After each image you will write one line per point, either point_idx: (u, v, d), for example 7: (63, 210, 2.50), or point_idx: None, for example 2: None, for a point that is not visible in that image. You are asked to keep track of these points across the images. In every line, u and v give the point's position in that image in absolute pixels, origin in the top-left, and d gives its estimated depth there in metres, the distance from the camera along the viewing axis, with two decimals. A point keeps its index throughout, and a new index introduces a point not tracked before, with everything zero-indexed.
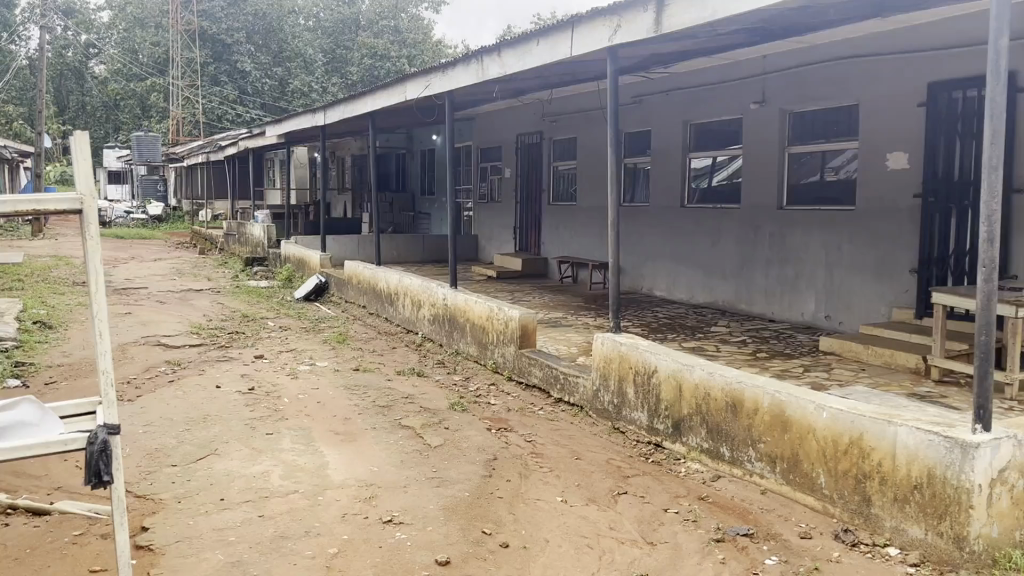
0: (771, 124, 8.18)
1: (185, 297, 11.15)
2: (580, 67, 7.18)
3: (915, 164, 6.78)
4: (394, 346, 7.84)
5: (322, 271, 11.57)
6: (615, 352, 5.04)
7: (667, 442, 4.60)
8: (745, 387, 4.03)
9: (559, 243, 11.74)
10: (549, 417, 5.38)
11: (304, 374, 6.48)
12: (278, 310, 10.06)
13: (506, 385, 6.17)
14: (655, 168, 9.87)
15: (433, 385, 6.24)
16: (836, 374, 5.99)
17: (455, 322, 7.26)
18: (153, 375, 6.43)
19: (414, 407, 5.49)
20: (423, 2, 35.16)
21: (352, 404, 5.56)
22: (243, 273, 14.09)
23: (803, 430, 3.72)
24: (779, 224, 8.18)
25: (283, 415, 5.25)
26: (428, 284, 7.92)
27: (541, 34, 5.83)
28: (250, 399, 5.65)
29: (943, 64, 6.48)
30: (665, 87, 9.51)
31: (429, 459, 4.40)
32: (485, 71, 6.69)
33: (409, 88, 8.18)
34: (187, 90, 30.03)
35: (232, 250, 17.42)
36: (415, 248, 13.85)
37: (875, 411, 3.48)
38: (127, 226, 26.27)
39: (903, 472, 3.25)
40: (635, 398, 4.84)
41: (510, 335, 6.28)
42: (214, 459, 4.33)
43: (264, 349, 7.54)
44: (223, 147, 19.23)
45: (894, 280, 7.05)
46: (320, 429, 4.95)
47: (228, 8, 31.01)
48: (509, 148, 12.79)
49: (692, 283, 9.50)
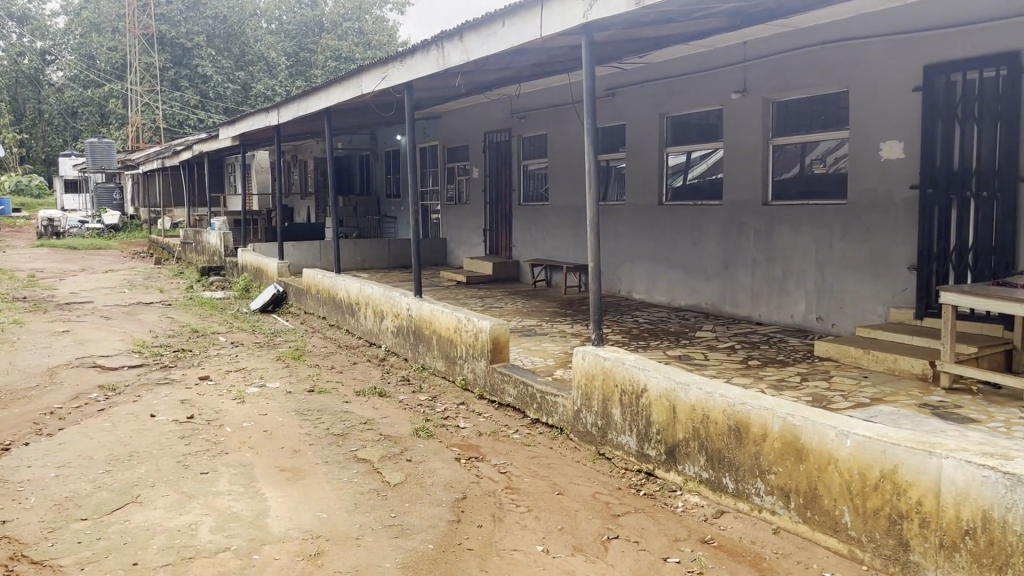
0: (753, 114, 7.68)
1: (133, 311, 10.43)
2: (552, 55, 6.65)
3: (911, 153, 6.30)
4: (355, 361, 7.21)
5: (280, 280, 10.92)
6: (598, 369, 4.48)
7: (660, 470, 4.05)
8: (751, 409, 3.49)
9: (532, 245, 11.18)
10: (525, 441, 4.80)
11: (253, 398, 5.84)
12: (232, 323, 9.39)
13: (476, 404, 5.58)
14: (630, 165, 9.35)
15: (396, 406, 5.63)
16: (837, 384, 5.48)
17: (420, 334, 6.66)
18: (81, 404, 5.76)
19: (373, 435, 4.88)
20: (387, 3, 34.72)
21: (303, 433, 4.93)
22: (199, 283, 13.37)
23: (823, 460, 3.18)
24: (765, 221, 7.68)
25: (222, 449, 4.62)
26: (390, 294, 7.31)
27: (506, 14, 5.25)
28: (188, 430, 5.02)
29: (940, 45, 6.00)
30: (639, 78, 9.00)
31: (388, 501, 3.80)
32: (446, 59, 6.10)
33: (364, 81, 7.55)
34: (145, 95, 28.96)
35: (190, 259, 16.64)
36: (379, 253, 13.24)
37: (909, 438, 2.95)
38: (81, 237, 25.19)
39: (951, 514, 2.72)
40: (622, 420, 4.28)
41: (480, 350, 5.69)
42: (134, 509, 3.69)
43: (211, 368, 6.88)
44: (178, 152, 18.39)
45: (891, 278, 6.58)
46: (263, 466, 4.33)
47: (187, 12, 29.90)
48: (477, 146, 12.21)
49: (672, 284, 8.98)
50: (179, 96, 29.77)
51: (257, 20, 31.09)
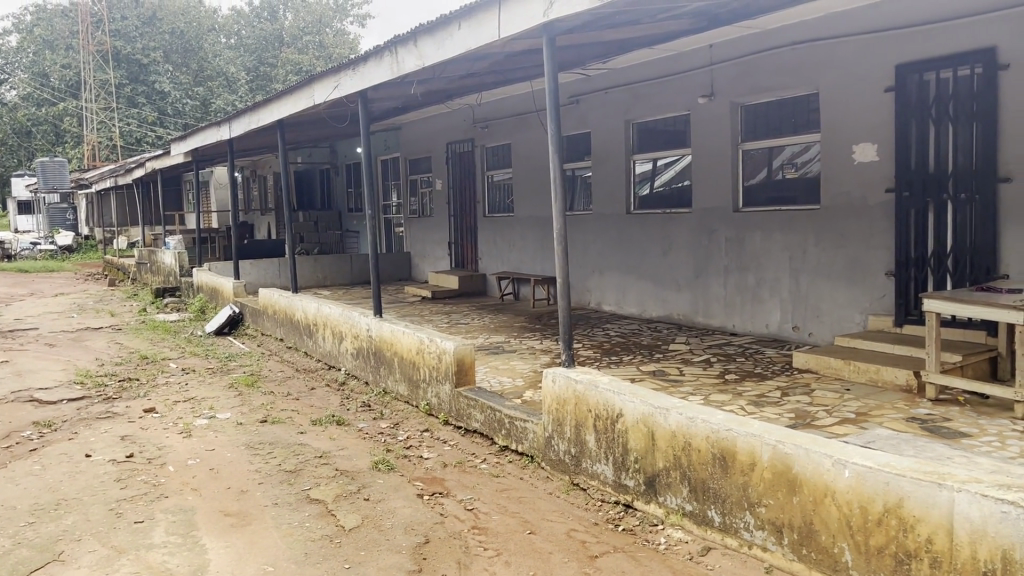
0: (721, 118, 7.45)
1: (80, 338, 9.91)
2: (513, 61, 6.36)
3: (885, 155, 6.10)
4: (313, 386, 6.83)
5: (236, 300, 10.47)
6: (569, 393, 4.16)
7: (639, 502, 3.74)
8: (737, 436, 3.20)
9: (499, 258, 10.86)
10: (493, 472, 4.46)
11: (201, 431, 5.43)
12: (184, 348, 8.94)
13: (441, 431, 5.24)
14: (596, 173, 9.09)
15: (356, 436, 5.26)
16: (819, 398, 5.22)
17: (381, 357, 6.30)
18: (12, 444, 5.30)
19: (328, 470, 4.51)
20: (346, 16, 34.55)
21: (252, 471, 4.55)
22: (153, 305, 12.85)
23: (818, 493, 2.89)
24: (736, 228, 7.44)
25: (161, 492, 4.22)
26: (349, 314, 6.94)
27: (462, 15, 4.95)
28: (126, 471, 4.61)
29: (911, 43, 5.81)
30: (603, 85, 8.75)
31: (342, 549, 3.45)
32: (400, 65, 5.78)
33: (316, 90, 7.20)
34: (100, 113, 28.23)
35: (145, 280, 16.10)
36: (341, 270, 12.85)
37: (914, 467, 2.66)
38: (34, 259, 24.35)
39: (966, 553, 2.43)
40: (597, 448, 3.97)
41: (444, 373, 5.35)
42: (55, 570, 3.29)
43: (157, 399, 6.44)
44: (132, 170, 17.85)
45: (868, 285, 6.36)
46: (205, 511, 3.95)
47: (143, 28, 29.19)
48: (439, 157, 11.89)
49: (643, 295, 8.71)
50: (136, 113, 28.84)
51: (215, 35, 30.65)
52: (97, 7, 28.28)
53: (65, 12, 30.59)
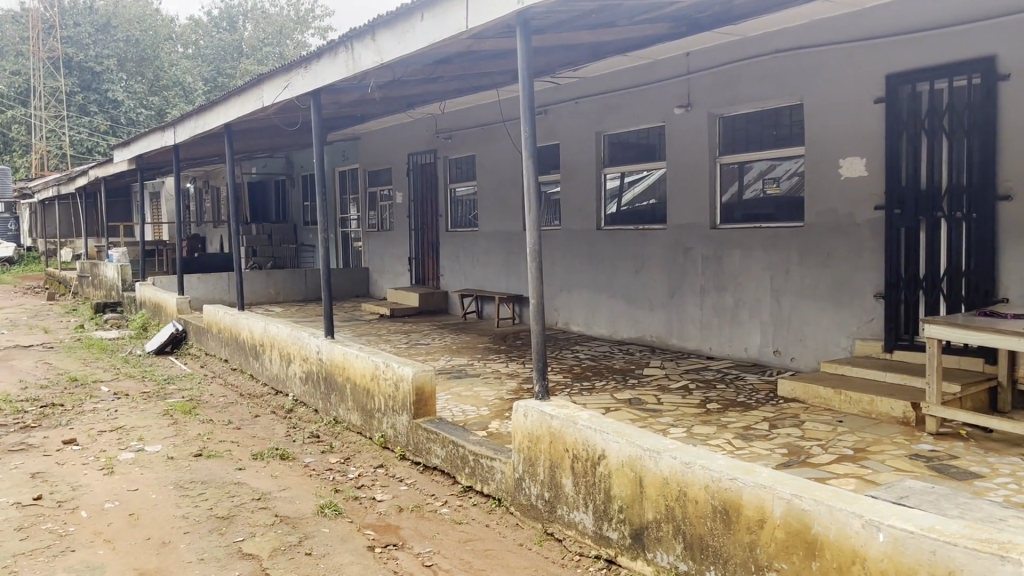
0: (698, 130, 7.05)
1: (6, 357, 9.13)
2: (479, 64, 5.91)
3: (874, 170, 5.74)
4: (258, 413, 6.23)
5: (179, 317, 9.79)
6: (543, 429, 3.67)
7: (624, 557, 3.25)
8: (743, 487, 2.74)
9: (461, 274, 10.35)
10: (455, 518, 3.93)
11: (125, 467, 4.82)
12: (120, 369, 8.24)
13: (397, 467, 4.70)
14: (564, 187, 8.66)
15: (300, 473, 4.69)
16: (811, 432, 4.79)
17: (332, 382, 5.74)
18: None
19: (266, 517, 3.94)
20: (309, 28, 34.12)
21: (178, 516, 3.97)
22: (93, 322, 12.06)
23: (844, 559, 2.43)
24: (713, 245, 7.04)
25: (67, 545, 3.62)
26: (298, 334, 6.37)
27: (425, 5, 4.46)
28: (30, 517, 3.98)
29: (903, 51, 5.46)
30: (574, 94, 8.33)
31: None
32: (356, 63, 5.28)
33: (265, 92, 6.65)
34: (49, 121, 27.04)
35: (87, 294, 15.23)
36: (295, 285, 12.24)
37: (965, 533, 2.21)
38: None
39: None
40: (575, 493, 3.48)
41: (400, 402, 4.82)
42: None
43: (79, 429, 5.78)
44: (76, 179, 17.00)
45: (855, 308, 5.98)
46: (116, 569, 3.36)
47: (96, 35, 27.88)
48: (399, 169, 11.39)
49: (614, 314, 8.27)
50: (87, 121, 27.61)
51: (172, 44, 29.87)
52: (48, 13, 27.15)
53: (15, 17, 29.32)
